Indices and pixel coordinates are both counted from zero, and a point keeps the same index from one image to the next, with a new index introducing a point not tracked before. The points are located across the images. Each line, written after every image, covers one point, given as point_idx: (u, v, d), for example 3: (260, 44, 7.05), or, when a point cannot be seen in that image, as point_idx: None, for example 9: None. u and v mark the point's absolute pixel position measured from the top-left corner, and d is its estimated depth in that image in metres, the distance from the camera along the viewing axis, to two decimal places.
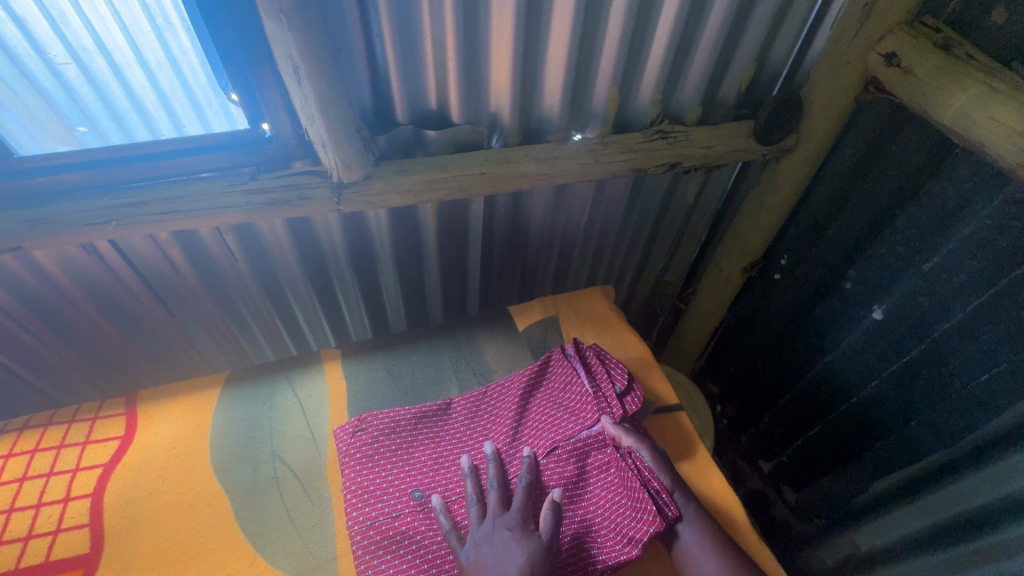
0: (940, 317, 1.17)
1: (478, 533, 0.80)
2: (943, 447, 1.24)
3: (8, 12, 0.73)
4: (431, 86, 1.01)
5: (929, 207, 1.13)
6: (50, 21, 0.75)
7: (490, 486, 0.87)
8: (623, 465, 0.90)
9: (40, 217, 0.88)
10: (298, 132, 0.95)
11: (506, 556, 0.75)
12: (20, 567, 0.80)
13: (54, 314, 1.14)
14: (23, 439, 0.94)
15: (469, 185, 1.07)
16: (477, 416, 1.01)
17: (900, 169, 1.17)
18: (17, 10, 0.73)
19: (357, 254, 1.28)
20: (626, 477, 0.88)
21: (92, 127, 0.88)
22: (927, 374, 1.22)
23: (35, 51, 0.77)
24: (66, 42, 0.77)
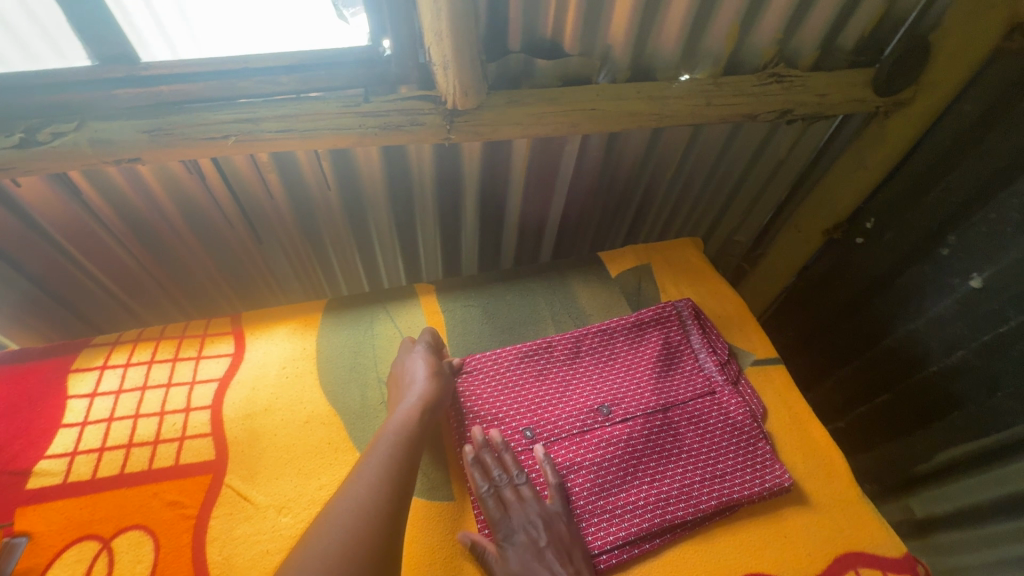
0: None
1: (416, 378, 0.88)
2: None
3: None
4: (551, 12, 0.95)
5: None
6: None
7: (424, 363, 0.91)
8: (746, 466, 0.88)
9: (163, 127, 0.86)
10: (416, 53, 0.91)
11: (419, 405, 0.83)
12: (153, 468, 0.83)
13: (154, 238, 1.16)
14: (139, 350, 0.98)
15: (576, 121, 1.03)
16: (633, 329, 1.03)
17: None
18: None
19: (445, 191, 1.27)
20: (733, 473, 0.87)
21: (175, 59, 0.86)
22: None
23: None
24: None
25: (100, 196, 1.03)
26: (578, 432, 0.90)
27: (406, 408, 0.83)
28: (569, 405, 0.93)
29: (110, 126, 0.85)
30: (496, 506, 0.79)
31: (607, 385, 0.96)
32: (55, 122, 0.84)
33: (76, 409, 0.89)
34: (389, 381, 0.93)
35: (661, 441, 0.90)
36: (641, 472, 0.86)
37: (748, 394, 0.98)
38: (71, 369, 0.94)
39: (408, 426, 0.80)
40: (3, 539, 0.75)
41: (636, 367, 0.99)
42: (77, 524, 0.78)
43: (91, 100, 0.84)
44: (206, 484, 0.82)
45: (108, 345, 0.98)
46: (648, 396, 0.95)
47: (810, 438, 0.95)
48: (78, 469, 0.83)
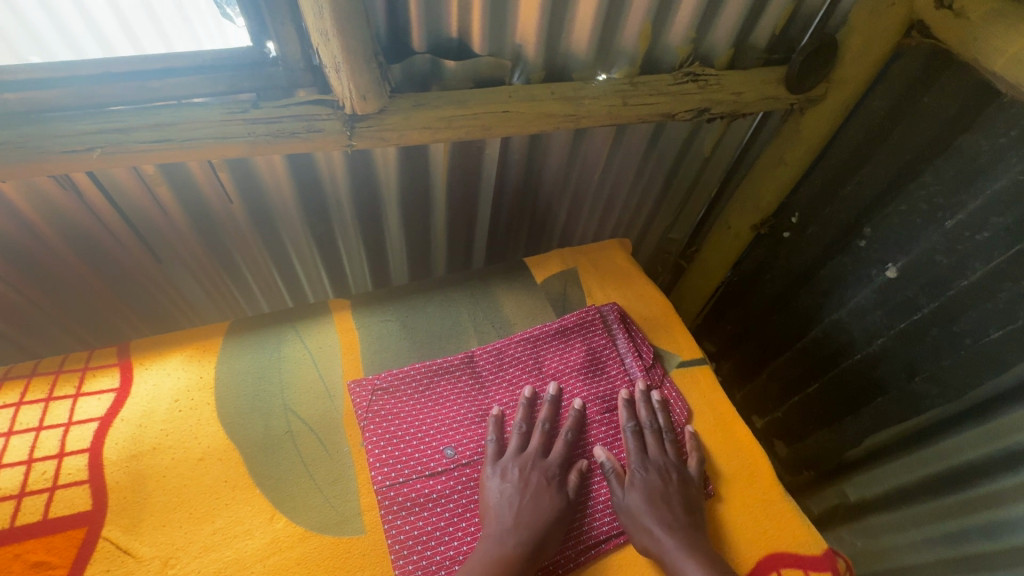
0: (959, 275, 1.14)
1: (512, 464, 0.82)
2: (944, 401, 1.25)
3: None
4: (453, 11, 0.90)
5: (958, 161, 1.09)
6: None
7: (540, 426, 0.87)
8: None
9: (14, 141, 0.77)
10: (307, 55, 0.85)
11: (541, 479, 0.81)
12: (14, 526, 0.74)
13: (31, 261, 1.04)
14: (7, 390, 0.87)
15: (488, 124, 1.00)
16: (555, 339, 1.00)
17: (930, 125, 1.12)
18: None
19: (362, 200, 1.20)
20: None
21: (45, 54, 0.76)
22: (937, 332, 1.21)
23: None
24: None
25: None
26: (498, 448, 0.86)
27: (529, 479, 0.80)
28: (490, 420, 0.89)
29: None
30: (635, 446, 0.87)
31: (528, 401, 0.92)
32: None
33: None
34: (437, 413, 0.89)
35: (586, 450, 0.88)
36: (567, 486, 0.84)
37: (673, 398, 0.96)
38: None
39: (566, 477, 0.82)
40: None
41: (558, 378, 0.95)
42: None
43: None
44: (80, 540, 0.73)
45: None
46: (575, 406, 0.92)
47: (735, 437, 0.94)
48: None
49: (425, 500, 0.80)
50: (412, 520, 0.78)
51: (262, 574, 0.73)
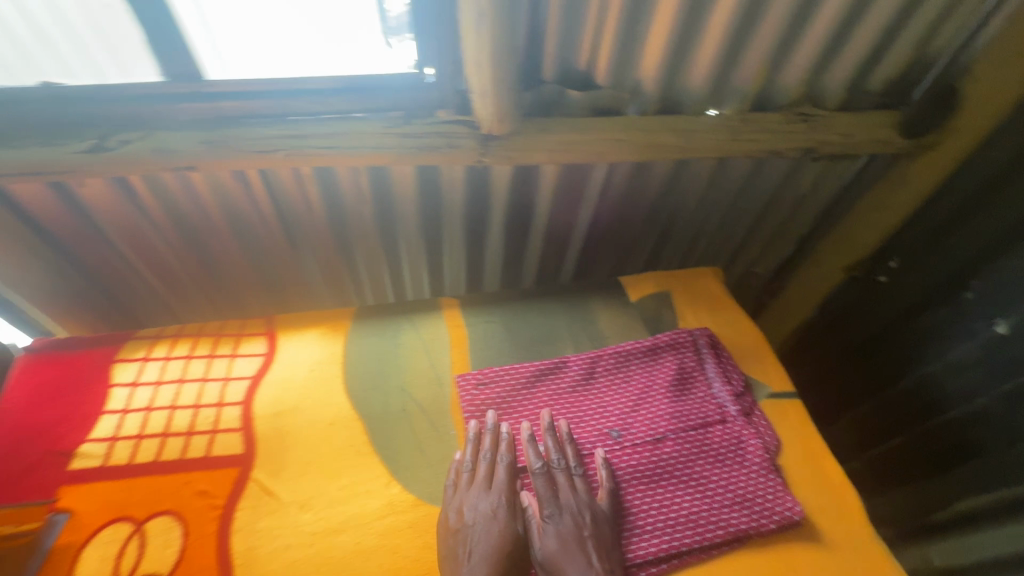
0: None
1: (466, 502, 0.82)
2: None
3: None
4: (586, 47, 1.00)
5: None
6: None
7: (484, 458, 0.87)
8: (754, 499, 0.87)
9: (219, 140, 0.92)
10: (456, 81, 0.96)
11: (488, 520, 0.80)
12: (185, 458, 0.88)
13: (198, 239, 1.23)
14: (179, 344, 1.03)
15: (602, 151, 1.08)
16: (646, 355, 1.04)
17: None
18: None
19: (472, 212, 1.31)
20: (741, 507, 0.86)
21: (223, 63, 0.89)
22: None
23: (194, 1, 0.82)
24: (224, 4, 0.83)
25: (154, 198, 1.10)
26: (587, 452, 0.91)
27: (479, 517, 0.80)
28: (580, 426, 0.94)
29: (173, 136, 0.91)
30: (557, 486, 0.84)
31: (616, 411, 0.97)
32: (123, 130, 0.90)
33: (117, 397, 0.95)
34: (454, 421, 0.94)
35: (671, 465, 0.91)
36: (652, 495, 0.87)
37: (758, 427, 0.97)
38: (115, 358, 1.00)
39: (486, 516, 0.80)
40: (46, 514, 0.81)
41: (645, 393, 0.99)
42: (115, 506, 0.83)
43: (157, 112, 0.90)
44: (233, 478, 0.87)
45: (150, 337, 1.04)
46: (663, 421, 0.95)
47: (827, 474, 0.94)
48: (118, 454, 0.88)
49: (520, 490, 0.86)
50: None
51: (379, 532, 0.82)
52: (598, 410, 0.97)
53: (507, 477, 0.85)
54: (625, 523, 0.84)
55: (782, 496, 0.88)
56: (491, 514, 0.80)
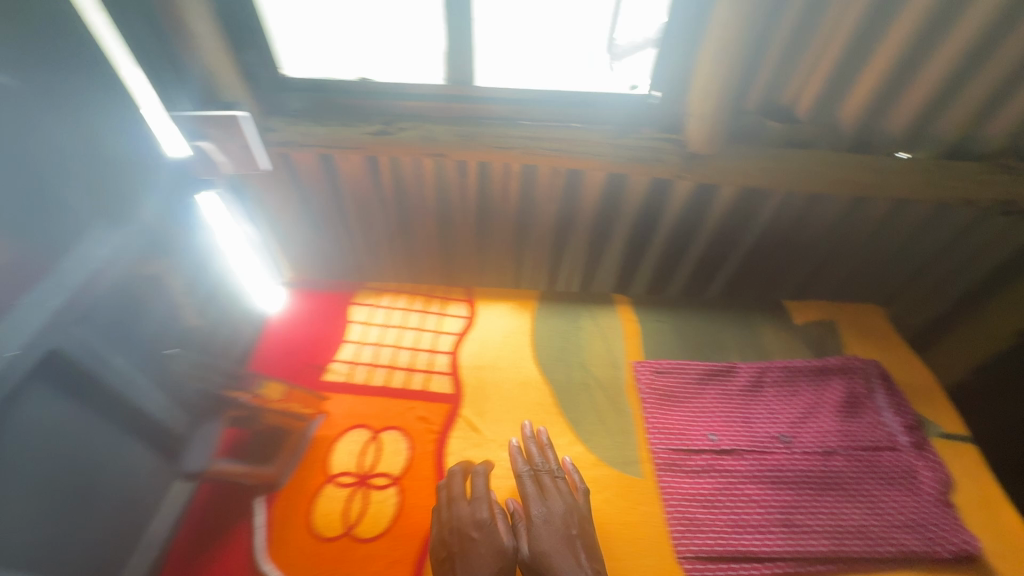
0: None
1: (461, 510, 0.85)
2: None
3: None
4: (796, 83, 1.10)
5: None
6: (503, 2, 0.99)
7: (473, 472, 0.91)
8: (925, 526, 0.90)
9: (472, 134, 1.10)
10: (674, 104, 1.10)
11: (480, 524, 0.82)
12: (408, 388, 1.07)
13: (409, 215, 1.45)
14: (400, 298, 1.24)
15: (791, 179, 1.17)
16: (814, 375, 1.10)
17: None
18: None
19: (643, 223, 1.42)
20: (910, 530, 0.89)
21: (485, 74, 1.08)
22: None
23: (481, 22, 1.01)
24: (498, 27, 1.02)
25: (391, 177, 1.33)
26: (756, 450, 0.98)
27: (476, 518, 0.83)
28: (749, 426, 1.02)
29: (437, 128, 1.10)
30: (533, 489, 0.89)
31: (784, 419, 1.03)
32: (402, 120, 1.11)
33: (356, 332, 1.16)
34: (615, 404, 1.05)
35: (839, 478, 0.95)
36: (821, 501, 0.92)
37: (930, 462, 0.98)
38: (353, 301, 1.23)
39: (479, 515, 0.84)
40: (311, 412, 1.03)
41: (812, 409, 1.05)
42: (357, 415, 1.03)
43: (430, 107, 1.10)
44: (447, 412, 1.03)
45: (377, 289, 1.26)
46: (830, 437, 1.00)
47: (1005, 521, 0.92)
48: (358, 376, 1.09)
49: (693, 470, 0.96)
50: (684, 481, 0.94)
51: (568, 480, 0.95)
52: (766, 415, 1.04)
53: (485, 492, 0.87)
54: (795, 520, 0.90)
55: (957, 529, 0.89)
56: (484, 526, 0.82)
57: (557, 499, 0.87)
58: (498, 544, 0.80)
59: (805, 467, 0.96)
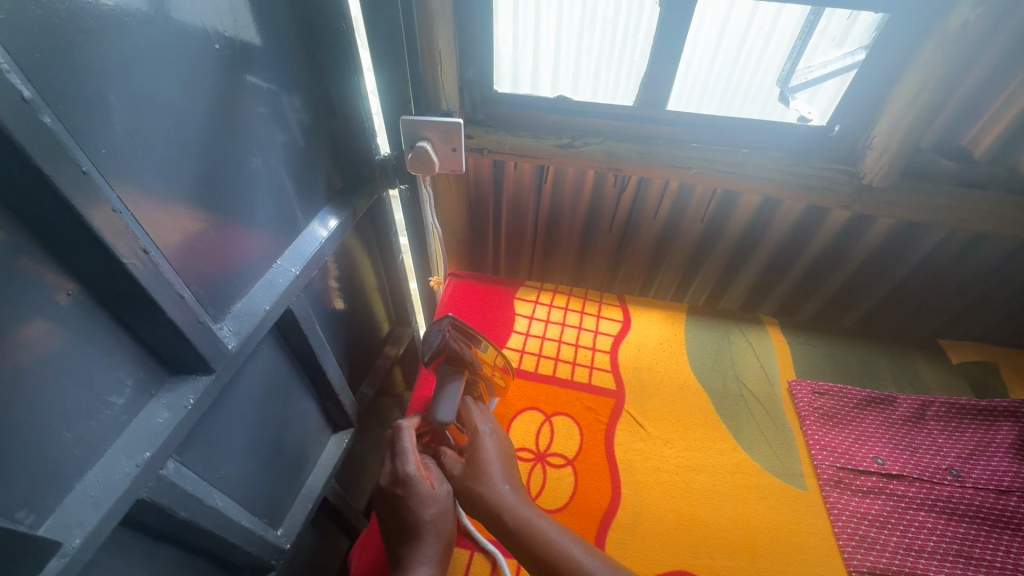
0: None
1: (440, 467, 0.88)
2: None
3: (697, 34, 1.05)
4: (979, 126, 1.11)
5: None
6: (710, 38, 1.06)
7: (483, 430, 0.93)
8: None
9: (651, 152, 1.20)
10: (850, 138, 1.16)
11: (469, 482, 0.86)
12: (574, 380, 1.15)
13: (559, 221, 1.55)
14: (557, 297, 1.34)
15: (957, 218, 1.19)
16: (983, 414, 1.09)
17: None
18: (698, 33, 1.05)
19: (787, 248, 1.46)
20: None
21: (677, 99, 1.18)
22: None
23: (687, 53, 1.08)
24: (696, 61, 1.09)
25: (553, 187, 1.44)
26: (927, 479, 0.99)
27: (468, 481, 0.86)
28: (915, 455, 1.03)
29: (619, 146, 1.21)
30: (488, 435, 0.93)
31: (953, 454, 1.03)
32: (587, 136, 1.22)
33: (520, 323, 1.27)
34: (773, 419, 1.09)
35: (1018, 518, 0.94)
36: (1000, 538, 0.92)
37: None
38: (516, 296, 1.34)
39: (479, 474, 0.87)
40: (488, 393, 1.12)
41: (983, 447, 1.04)
42: (528, 398, 1.12)
43: (614, 126, 1.21)
44: (611, 405, 1.11)
45: (536, 287, 1.36)
46: (1005, 477, 0.99)
47: None
48: (526, 363, 1.19)
49: (859, 490, 0.98)
50: (851, 499, 0.97)
51: (732, 483, 0.99)
52: (933, 448, 1.04)
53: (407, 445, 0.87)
54: (974, 553, 0.90)
55: None
56: (405, 483, 0.83)
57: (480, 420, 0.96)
58: (422, 493, 0.83)
59: (978, 503, 0.96)
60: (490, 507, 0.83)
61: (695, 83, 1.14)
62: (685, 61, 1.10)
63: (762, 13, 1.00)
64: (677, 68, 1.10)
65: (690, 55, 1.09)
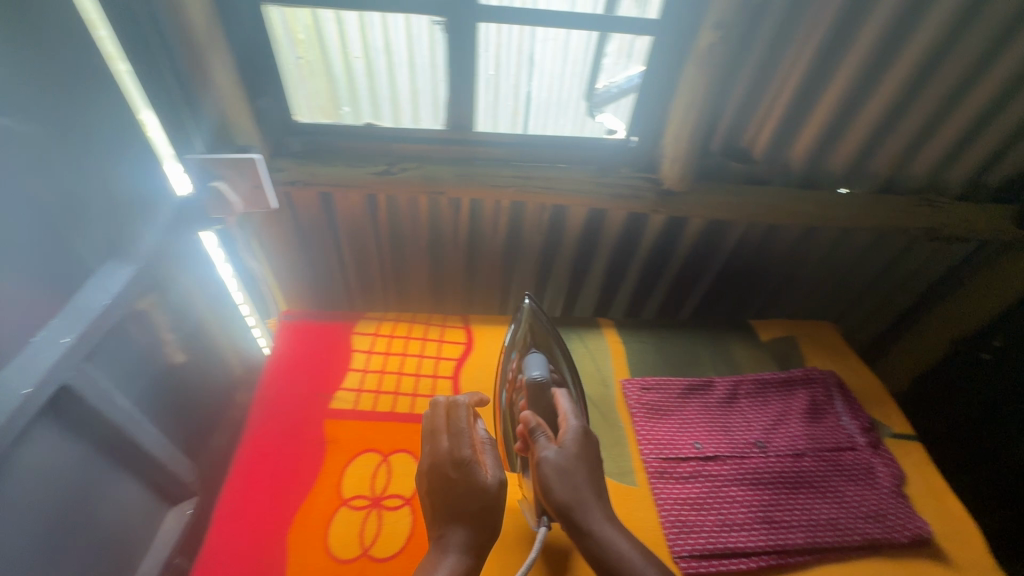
0: None
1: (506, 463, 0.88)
2: None
3: (485, 62, 1.12)
4: (752, 129, 1.25)
5: None
6: (503, 61, 1.12)
7: (570, 425, 0.94)
8: (884, 517, 1.01)
9: (470, 173, 1.20)
10: (650, 147, 1.24)
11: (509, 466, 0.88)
12: (414, 412, 1.12)
13: (402, 247, 1.52)
14: (398, 326, 1.30)
15: (753, 213, 1.32)
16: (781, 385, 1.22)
17: None
18: (487, 62, 1.11)
19: (621, 252, 1.53)
20: (872, 521, 1.01)
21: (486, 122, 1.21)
22: None
23: (485, 76, 1.13)
24: (492, 85, 1.15)
25: (387, 213, 1.40)
26: (737, 455, 1.09)
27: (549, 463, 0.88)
28: (729, 434, 1.13)
29: (437, 168, 1.20)
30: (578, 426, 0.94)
31: (758, 427, 1.14)
32: (404, 161, 1.20)
33: (358, 359, 1.21)
34: (607, 421, 1.14)
35: (809, 476, 1.07)
36: (795, 499, 1.03)
37: (884, 459, 1.11)
38: (354, 331, 1.28)
39: (543, 464, 0.88)
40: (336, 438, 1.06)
41: (782, 416, 1.17)
42: (365, 440, 1.07)
43: (431, 150, 1.21)
44: None
45: (376, 318, 1.32)
46: (799, 441, 1.12)
47: (943, 501, 1.06)
48: (363, 401, 1.13)
49: (681, 476, 1.05)
50: (674, 488, 1.03)
51: None
52: (743, 424, 1.15)
53: (467, 425, 0.90)
54: (776, 516, 1.00)
55: (911, 517, 1.01)
56: (462, 465, 0.86)
57: (575, 416, 0.96)
58: (480, 482, 0.85)
59: (778, 470, 1.07)
60: (578, 522, 0.83)
61: (499, 103, 1.18)
62: (483, 87, 1.15)
63: (542, 36, 1.08)
64: (476, 89, 1.14)
65: (487, 79, 1.14)
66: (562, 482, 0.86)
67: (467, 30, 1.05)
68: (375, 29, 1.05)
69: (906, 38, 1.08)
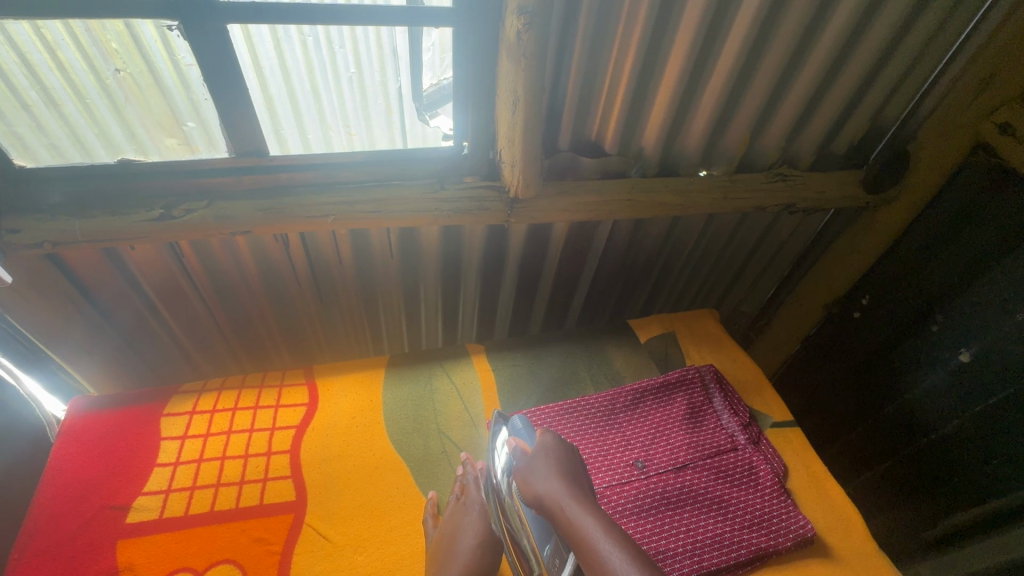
0: (999, 384, 1.25)
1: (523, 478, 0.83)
2: (1000, 494, 1.31)
3: (258, 66, 0.91)
4: (596, 120, 1.15)
5: (1013, 266, 1.21)
6: (280, 69, 0.91)
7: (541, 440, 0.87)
8: (769, 521, 0.96)
9: (275, 207, 1.01)
10: (486, 152, 1.11)
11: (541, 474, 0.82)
12: (240, 506, 0.92)
13: (232, 298, 1.27)
14: (223, 397, 1.08)
15: (613, 210, 1.23)
16: (658, 391, 1.14)
17: (985, 239, 1.27)
18: (264, 70, 0.91)
19: (489, 268, 1.39)
20: (757, 528, 0.95)
21: (282, 141, 1.01)
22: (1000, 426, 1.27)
23: (260, 84, 0.92)
24: (275, 95, 0.94)
25: (200, 262, 1.15)
26: (617, 482, 0.99)
27: (537, 479, 0.81)
28: (607, 458, 1.03)
29: (233, 205, 1.00)
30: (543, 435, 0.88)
31: (637, 445, 1.06)
32: (189, 201, 0.99)
33: (169, 450, 0.99)
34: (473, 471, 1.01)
35: (692, 490, 0.99)
36: (680, 521, 0.95)
37: (764, 454, 1.07)
38: (163, 414, 1.04)
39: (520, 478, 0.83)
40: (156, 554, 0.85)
41: (661, 427, 1.09)
42: (172, 557, 0.85)
43: (222, 182, 1.00)
44: (289, 523, 0.91)
45: (195, 391, 1.09)
46: (680, 453, 1.04)
47: (821, 487, 1.05)
48: (172, 506, 0.92)
49: None
50: None
51: None
52: (621, 443, 1.06)
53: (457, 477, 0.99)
54: (662, 545, 0.91)
55: (794, 515, 0.97)
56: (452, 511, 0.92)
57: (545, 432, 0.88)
58: (458, 528, 0.88)
59: (660, 490, 0.99)
60: (561, 520, 0.76)
61: (293, 118, 0.98)
62: (268, 102, 0.95)
63: (325, 34, 0.89)
64: (255, 105, 0.94)
65: (263, 91, 0.93)
66: (550, 480, 0.80)
67: (219, 34, 0.84)
68: (93, 43, 0.81)
69: (729, 12, 1.00)
